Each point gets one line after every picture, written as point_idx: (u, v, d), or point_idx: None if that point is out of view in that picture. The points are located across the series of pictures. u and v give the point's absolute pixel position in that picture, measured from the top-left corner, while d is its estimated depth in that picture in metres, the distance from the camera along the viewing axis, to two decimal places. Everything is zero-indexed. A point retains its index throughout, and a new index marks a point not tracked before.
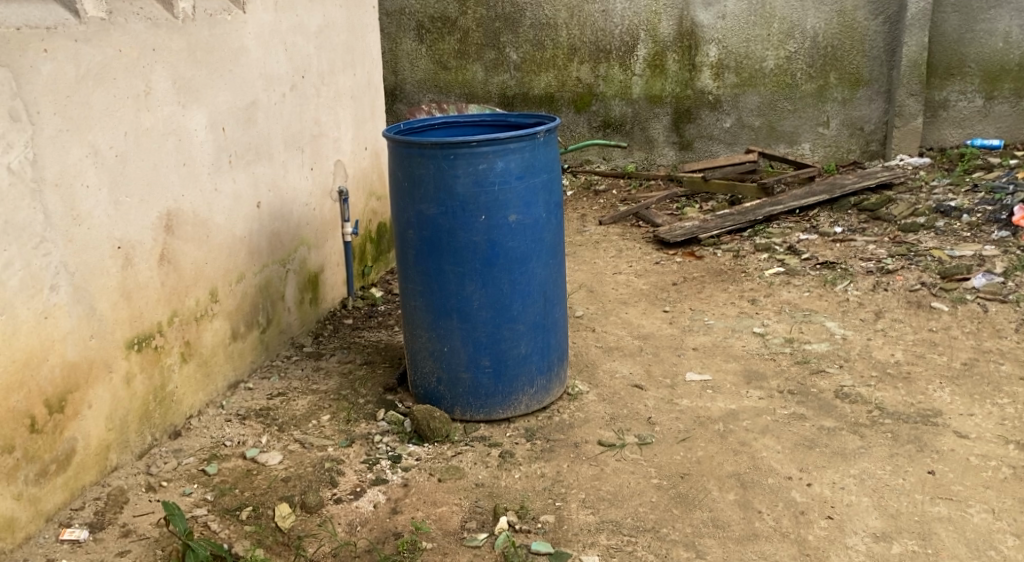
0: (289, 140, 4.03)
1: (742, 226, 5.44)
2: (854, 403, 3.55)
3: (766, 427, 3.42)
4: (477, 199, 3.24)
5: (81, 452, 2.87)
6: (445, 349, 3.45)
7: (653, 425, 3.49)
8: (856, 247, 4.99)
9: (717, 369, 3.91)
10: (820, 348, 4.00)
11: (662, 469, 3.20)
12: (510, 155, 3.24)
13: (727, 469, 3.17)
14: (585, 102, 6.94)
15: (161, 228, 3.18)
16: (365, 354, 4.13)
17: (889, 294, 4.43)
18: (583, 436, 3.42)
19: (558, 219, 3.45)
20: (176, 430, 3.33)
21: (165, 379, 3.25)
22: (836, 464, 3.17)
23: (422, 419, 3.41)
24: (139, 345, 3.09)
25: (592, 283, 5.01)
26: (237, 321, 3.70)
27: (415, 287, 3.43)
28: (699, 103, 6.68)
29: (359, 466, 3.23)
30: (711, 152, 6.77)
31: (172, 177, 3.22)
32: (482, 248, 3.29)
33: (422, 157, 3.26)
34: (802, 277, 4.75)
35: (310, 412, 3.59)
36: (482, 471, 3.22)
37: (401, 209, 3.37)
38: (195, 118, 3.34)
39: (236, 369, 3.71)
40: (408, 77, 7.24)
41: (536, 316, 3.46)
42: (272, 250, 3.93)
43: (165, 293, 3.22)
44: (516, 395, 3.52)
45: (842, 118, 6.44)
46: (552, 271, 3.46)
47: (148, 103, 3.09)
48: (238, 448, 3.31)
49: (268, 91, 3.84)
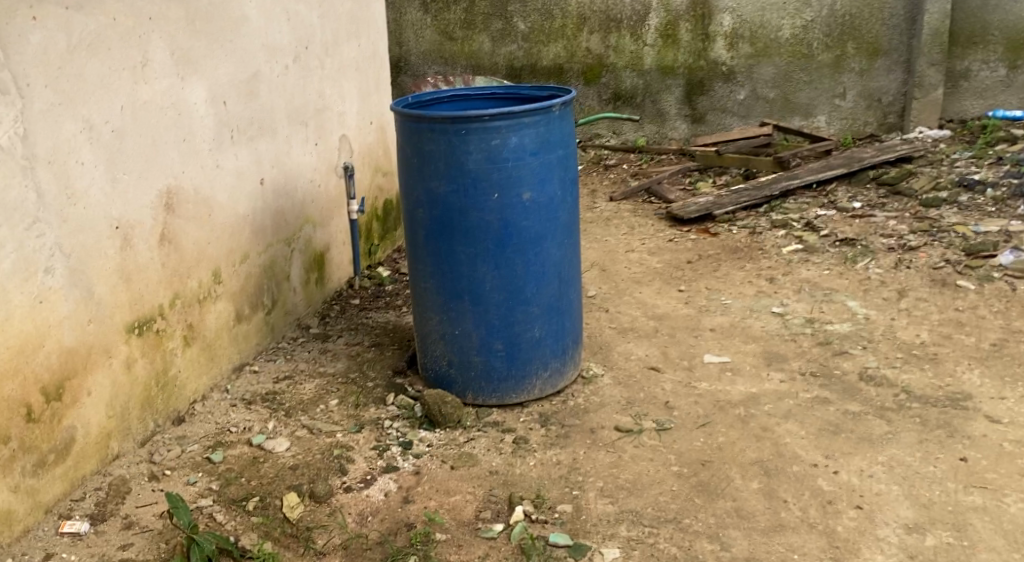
0: (293, 115, 3.89)
1: (757, 202, 5.31)
2: (879, 386, 3.43)
3: (789, 412, 3.31)
4: (490, 176, 3.11)
5: (80, 441, 2.76)
6: (456, 332, 3.34)
7: (671, 410, 3.38)
8: (876, 223, 4.86)
9: (736, 351, 3.79)
10: (842, 329, 3.88)
11: (682, 456, 3.09)
12: (524, 129, 3.10)
13: (750, 456, 3.07)
14: (594, 73, 6.80)
15: (161, 207, 3.06)
16: (373, 336, 4.02)
17: (912, 272, 4.30)
18: (599, 422, 3.31)
19: (573, 198, 3.32)
20: (179, 417, 3.22)
21: (167, 363, 3.14)
22: (863, 451, 3.05)
23: (433, 405, 3.30)
24: (139, 329, 2.98)
25: (605, 261, 4.88)
26: (241, 302, 3.58)
27: (425, 268, 3.31)
28: (711, 74, 6.52)
29: (369, 453, 3.13)
30: (724, 126, 6.61)
31: (171, 154, 3.09)
32: (496, 227, 3.17)
33: (432, 132, 3.13)
34: (821, 255, 4.62)
35: (318, 396, 3.48)
36: (496, 459, 3.11)
37: (410, 186, 3.25)
38: (195, 91, 3.20)
39: (240, 352, 3.60)
40: (412, 48, 7.10)
41: (551, 299, 3.34)
42: (276, 228, 3.80)
43: (166, 275, 3.10)
44: (529, 380, 3.40)
45: (859, 89, 6.26)
46: (567, 251, 3.34)
47: (145, 74, 2.95)
48: (244, 434, 3.20)
49: (270, 63, 3.70)
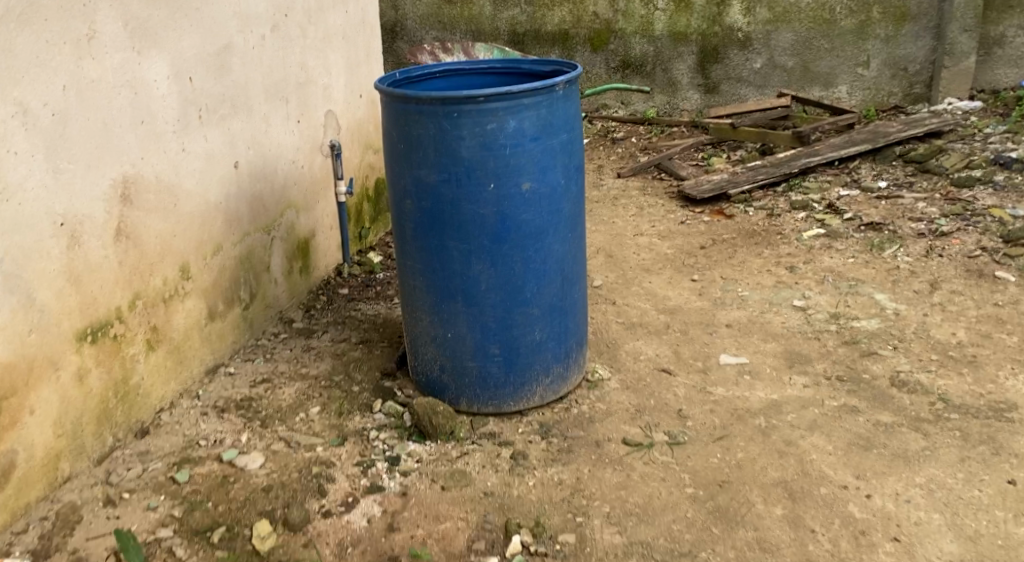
0: (271, 90, 3.55)
1: (776, 180, 4.97)
2: (913, 393, 3.12)
3: (814, 423, 3.01)
4: (485, 164, 2.78)
5: (22, 466, 2.48)
6: (448, 334, 3.03)
7: (684, 420, 3.08)
8: (904, 205, 4.52)
9: (754, 351, 3.48)
10: (870, 326, 3.56)
11: (697, 476, 2.79)
12: (524, 112, 2.77)
13: (772, 476, 2.77)
14: (602, 40, 6.43)
15: (117, 198, 2.74)
16: (361, 331, 3.71)
17: (945, 261, 3.97)
18: (605, 434, 3.01)
19: (579, 186, 2.99)
20: (143, 429, 2.92)
21: (128, 371, 2.84)
22: (898, 470, 2.74)
23: (423, 415, 3.00)
24: (93, 335, 2.67)
25: (612, 246, 4.56)
26: (214, 298, 3.27)
27: (414, 264, 3.00)
28: (726, 41, 6.14)
29: (351, 470, 2.83)
30: (739, 96, 6.24)
31: (127, 138, 2.77)
32: (491, 221, 2.85)
33: (421, 114, 2.80)
34: (845, 241, 4.29)
35: (298, 403, 3.18)
36: (492, 478, 2.81)
37: (397, 174, 2.92)
38: (154, 66, 2.87)
39: (214, 353, 3.30)
40: (408, 12, 6.75)
41: (553, 298, 3.02)
42: (253, 216, 3.48)
43: (123, 273, 2.79)
44: (529, 387, 3.10)
45: (884, 57, 5.86)
46: (571, 246, 3.02)
47: (92, 49, 2.62)
48: (214, 449, 2.90)
49: (244, 34, 3.35)
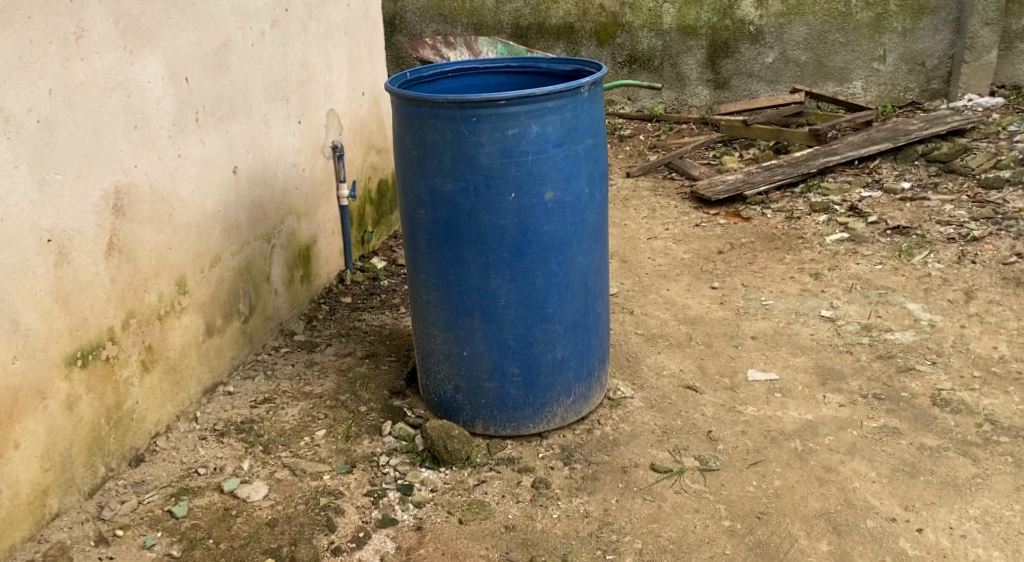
0: (270, 89, 3.34)
1: (793, 180, 4.78)
2: (957, 414, 2.94)
3: (853, 447, 2.83)
4: (505, 172, 2.58)
5: (7, 505, 2.28)
6: (464, 353, 2.83)
7: (715, 443, 2.89)
8: (930, 208, 4.34)
9: (784, 366, 3.30)
10: (905, 339, 3.38)
11: (733, 507, 2.60)
12: (547, 116, 2.57)
13: (814, 506, 2.59)
14: (608, 33, 6.23)
15: (108, 210, 2.53)
16: (367, 344, 3.50)
17: (978, 268, 3.80)
18: (631, 459, 2.82)
19: (603, 194, 2.79)
20: (137, 456, 2.72)
21: (121, 395, 2.63)
22: (950, 501, 2.57)
23: (437, 439, 2.80)
24: (84, 359, 2.47)
25: (626, 250, 4.37)
26: (212, 313, 3.07)
27: (427, 278, 2.80)
28: (737, 35, 5.94)
29: (362, 501, 2.64)
30: (750, 92, 6.05)
31: (120, 144, 2.56)
32: (512, 233, 2.65)
33: (436, 119, 2.59)
34: (871, 246, 4.11)
35: (302, 425, 2.98)
36: (513, 509, 2.62)
37: (410, 182, 2.72)
38: (147, 67, 2.65)
39: (212, 371, 3.09)
40: (408, 5, 6.54)
41: (575, 314, 2.83)
42: (252, 224, 3.28)
43: (116, 292, 2.58)
44: (550, 408, 2.91)
45: (901, 51, 5.67)
46: (594, 258, 2.82)
47: (81, 48, 2.40)
48: (214, 478, 2.70)
49: (242, 30, 3.14)
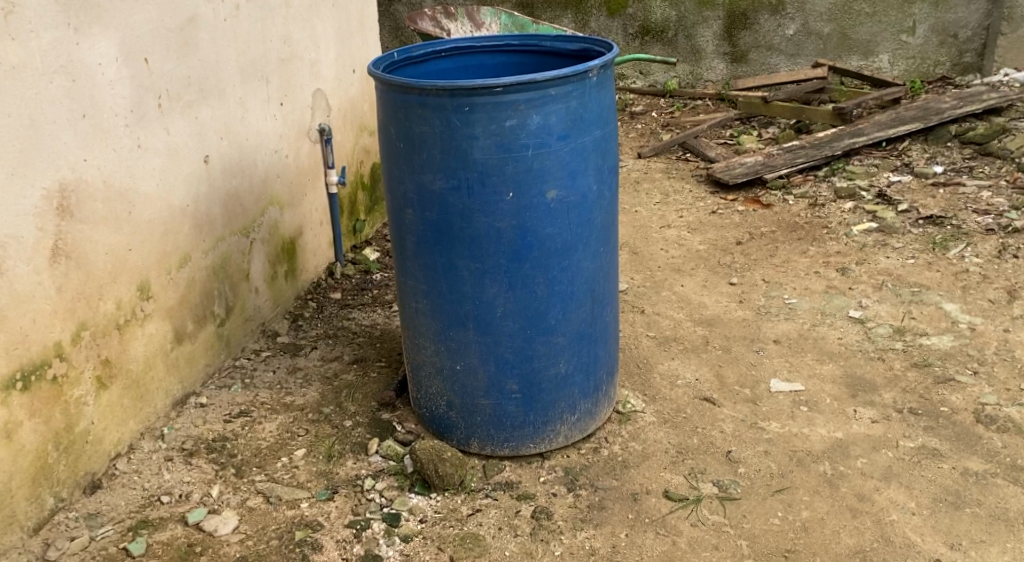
0: (248, 69, 3.03)
1: (816, 163, 4.46)
2: (1004, 433, 2.65)
3: (889, 471, 2.55)
4: (502, 168, 2.29)
5: None
6: (457, 367, 2.55)
7: (736, 466, 2.60)
8: (966, 195, 4.04)
9: (810, 375, 3.00)
10: (942, 344, 3.08)
11: (757, 544, 2.33)
12: (550, 105, 2.26)
13: (847, 543, 2.32)
14: (619, 3, 5.90)
15: (52, 211, 2.24)
16: (355, 347, 3.22)
17: (1021, 263, 3.50)
18: (642, 484, 2.54)
19: (612, 191, 2.49)
20: (94, 482, 2.46)
21: (72, 417, 2.36)
22: (1001, 539, 2.30)
23: (427, 462, 2.52)
24: (24, 382, 2.20)
25: (637, 241, 4.06)
26: (182, 318, 2.79)
27: (417, 284, 2.51)
28: (757, 5, 5.59)
29: (342, 534, 2.37)
30: (770, 66, 5.71)
31: (63, 135, 2.26)
32: (510, 237, 2.35)
33: (424, 108, 2.29)
34: (902, 238, 3.80)
35: (280, 443, 2.70)
36: (510, 544, 2.36)
37: (397, 178, 2.43)
38: (98, 47, 2.36)
39: (183, 382, 2.82)
40: None
41: (581, 324, 2.54)
42: (228, 218, 2.98)
43: (64, 303, 2.30)
44: (553, 426, 2.63)
45: (931, 23, 5.31)
46: (602, 263, 2.52)
47: (11, 28, 2.11)
48: (179, 507, 2.44)
49: (213, 3, 2.83)
